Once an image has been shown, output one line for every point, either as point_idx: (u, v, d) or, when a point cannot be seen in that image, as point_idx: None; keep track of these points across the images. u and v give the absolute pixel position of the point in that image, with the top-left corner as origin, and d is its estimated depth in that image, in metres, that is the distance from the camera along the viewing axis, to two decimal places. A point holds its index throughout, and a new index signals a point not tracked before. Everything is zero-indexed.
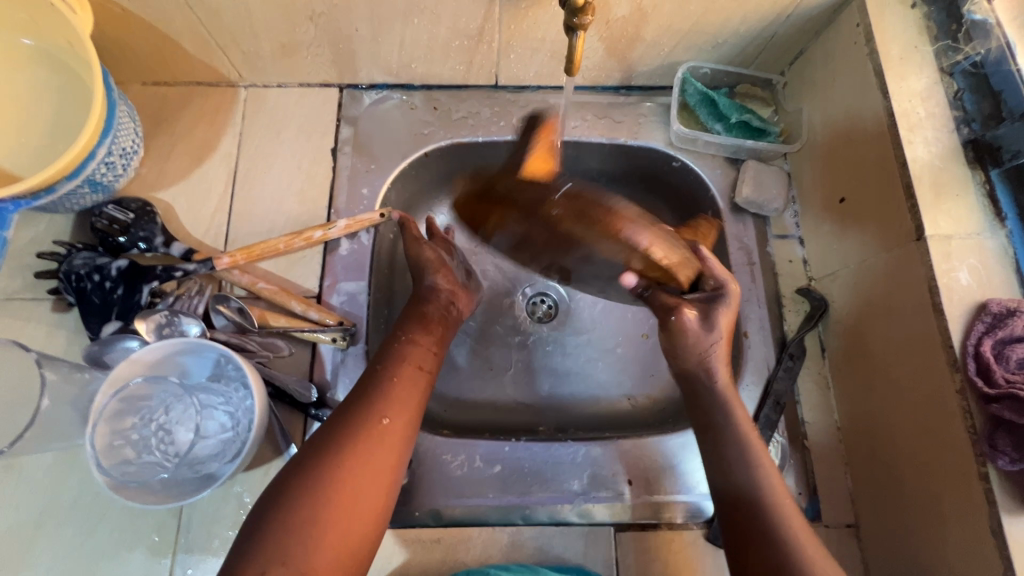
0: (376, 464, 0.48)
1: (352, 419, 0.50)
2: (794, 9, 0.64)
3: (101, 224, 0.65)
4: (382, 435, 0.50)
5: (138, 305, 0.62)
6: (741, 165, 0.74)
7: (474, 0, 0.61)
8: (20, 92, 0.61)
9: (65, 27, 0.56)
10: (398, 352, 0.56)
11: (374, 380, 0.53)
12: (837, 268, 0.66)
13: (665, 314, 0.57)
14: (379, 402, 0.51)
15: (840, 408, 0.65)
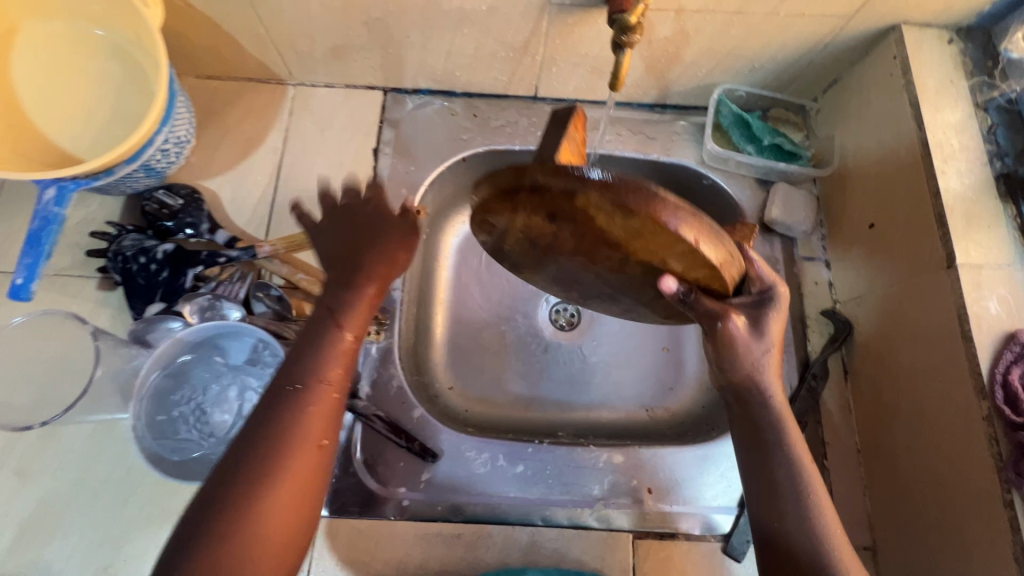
0: (309, 489, 0.43)
1: (278, 447, 0.42)
2: (832, 38, 0.66)
3: (151, 208, 0.68)
4: (318, 460, 0.44)
5: (183, 288, 0.64)
6: (770, 186, 0.75)
7: (524, 15, 0.64)
8: (85, 78, 0.64)
9: (136, 18, 0.59)
10: (324, 355, 0.46)
11: (297, 398, 0.44)
12: (864, 291, 0.67)
13: (709, 325, 0.47)
14: (311, 424, 0.44)
15: (861, 431, 0.66)
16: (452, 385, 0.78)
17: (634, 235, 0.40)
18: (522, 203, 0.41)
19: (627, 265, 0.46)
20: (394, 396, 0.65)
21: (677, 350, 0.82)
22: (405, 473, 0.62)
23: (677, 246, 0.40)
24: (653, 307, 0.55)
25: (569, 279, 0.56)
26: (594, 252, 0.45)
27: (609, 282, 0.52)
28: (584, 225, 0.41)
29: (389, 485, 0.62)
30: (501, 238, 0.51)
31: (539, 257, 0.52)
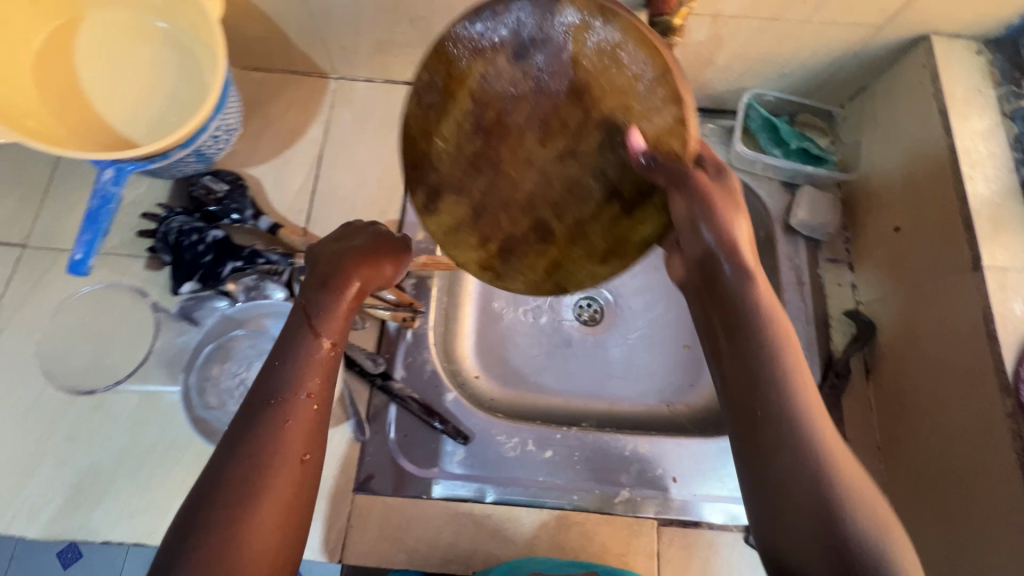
0: (293, 503, 0.42)
1: (263, 462, 0.42)
2: (863, 47, 0.69)
3: (198, 192, 0.70)
4: (301, 475, 0.42)
5: (222, 275, 0.66)
6: (796, 189, 0.77)
7: None
8: (143, 65, 0.66)
9: (197, 9, 0.62)
10: (300, 362, 0.46)
11: (274, 412, 0.44)
12: (888, 292, 0.69)
13: (682, 185, 0.47)
14: (291, 439, 0.43)
15: (882, 429, 0.67)
16: (478, 373, 0.80)
17: (603, 58, 0.45)
18: (492, 29, 0.47)
19: (585, 126, 0.49)
20: (428, 380, 0.67)
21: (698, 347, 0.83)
22: (438, 454, 0.64)
23: (646, 62, 0.43)
24: (596, 230, 0.53)
25: (502, 197, 0.54)
26: (553, 101, 0.48)
27: (550, 181, 0.53)
28: (550, 50, 0.46)
29: (422, 465, 0.64)
30: (440, 130, 0.52)
31: (473, 161, 0.53)
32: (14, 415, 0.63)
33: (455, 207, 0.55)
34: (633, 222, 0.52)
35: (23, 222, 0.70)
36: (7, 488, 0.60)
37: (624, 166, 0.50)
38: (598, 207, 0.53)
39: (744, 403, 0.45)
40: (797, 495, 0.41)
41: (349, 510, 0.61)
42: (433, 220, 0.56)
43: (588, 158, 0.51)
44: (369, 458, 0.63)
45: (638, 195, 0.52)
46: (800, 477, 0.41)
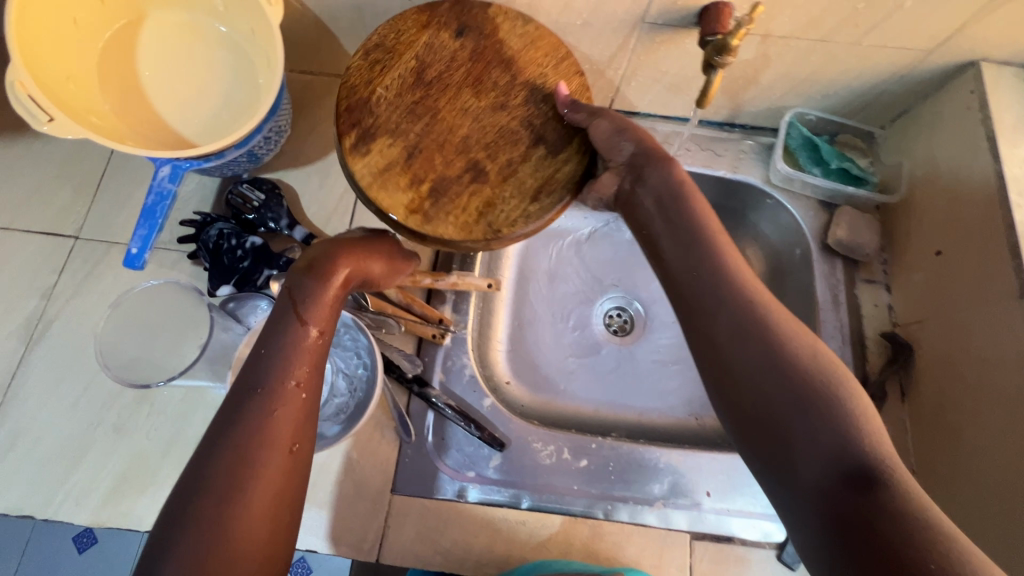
0: (283, 493, 0.41)
1: (251, 454, 0.40)
2: (909, 71, 0.69)
3: (235, 201, 0.72)
4: (289, 466, 0.41)
5: (257, 282, 0.67)
6: (835, 208, 0.77)
7: (616, 31, 0.67)
8: (200, 66, 0.67)
9: (258, 14, 0.63)
10: (289, 349, 0.45)
11: (261, 402, 0.42)
12: (927, 315, 0.69)
13: (599, 112, 0.56)
14: (279, 429, 0.42)
15: (918, 453, 0.67)
16: (509, 379, 0.80)
17: (527, 42, 0.61)
18: (437, 16, 0.61)
19: (512, 86, 0.60)
20: (466, 385, 0.68)
21: None
22: (475, 458, 0.65)
23: (559, 50, 0.61)
24: (526, 168, 0.57)
25: (442, 137, 0.58)
26: (483, 63, 0.60)
27: (485, 127, 0.58)
28: (485, 34, 0.61)
29: (458, 468, 0.65)
30: (382, 83, 0.59)
31: (410, 110, 0.58)
32: (66, 401, 0.65)
33: (387, 148, 0.57)
34: (558, 162, 0.58)
35: (76, 215, 0.72)
36: (56, 474, 0.62)
37: (546, 117, 0.59)
38: (527, 150, 0.58)
39: (699, 324, 0.48)
40: (752, 375, 0.44)
41: (387, 510, 0.62)
42: (365, 161, 0.56)
43: (515, 109, 0.59)
44: (407, 460, 0.64)
45: (558, 138, 0.58)
46: (752, 361, 0.44)
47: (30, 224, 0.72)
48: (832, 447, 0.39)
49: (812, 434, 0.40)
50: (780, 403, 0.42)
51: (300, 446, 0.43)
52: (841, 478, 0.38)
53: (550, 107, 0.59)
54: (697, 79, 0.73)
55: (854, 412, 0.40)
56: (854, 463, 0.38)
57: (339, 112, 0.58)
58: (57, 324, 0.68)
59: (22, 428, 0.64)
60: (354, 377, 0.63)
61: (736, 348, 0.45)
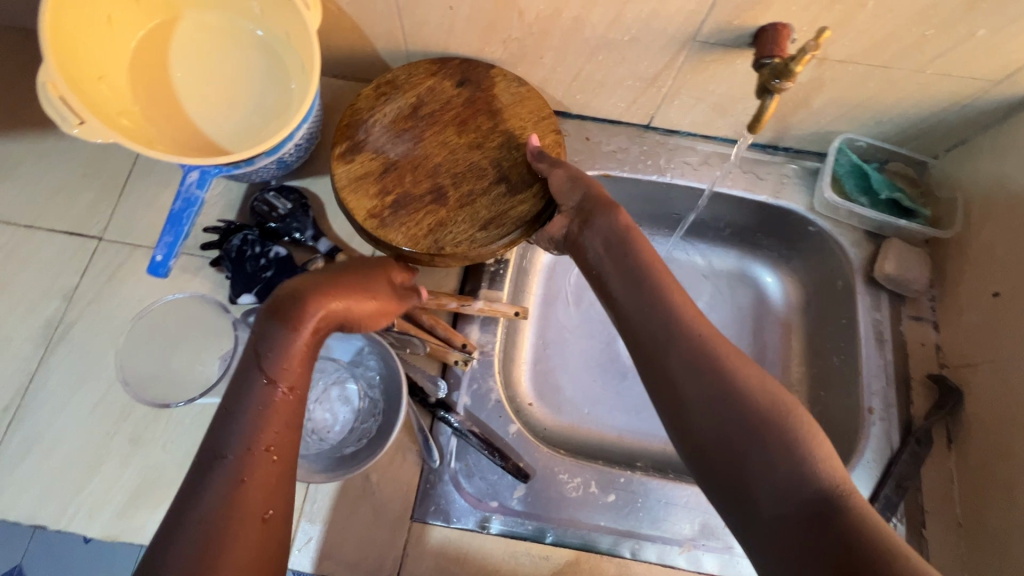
0: (258, 562, 0.39)
1: (222, 524, 0.39)
2: (970, 101, 0.66)
3: (261, 209, 0.69)
4: (262, 534, 0.40)
5: None
6: (883, 240, 0.74)
7: (664, 48, 0.64)
8: (233, 70, 0.66)
9: (295, 19, 0.61)
10: (258, 412, 0.43)
11: (229, 471, 0.41)
12: (980, 359, 0.65)
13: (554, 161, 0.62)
14: (250, 498, 0.40)
15: (963, 504, 0.64)
16: (532, 401, 0.77)
17: (517, 100, 0.69)
18: (446, 67, 0.70)
19: (492, 131, 0.68)
20: (491, 410, 0.66)
21: None
22: (498, 487, 0.63)
23: (544, 108, 0.69)
24: (482, 200, 0.65)
25: (417, 163, 0.67)
26: (470, 110, 0.69)
27: (457, 160, 0.67)
28: (482, 88, 0.70)
29: (480, 497, 0.62)
30: (382, 111, 0.69)
31: (398, 136, 0.68)
32: (82, 409, 0.63)
33: (369, 161, 0.66)
34: (515, 201, 0.65)
35: (101, 215, 0.71)
36: (69, 484, 0.61)
37: (516, 161, 0.67)
38: (489, 185, 0.66)
39: (654, 363, 0.46)
40: (703, 409, 0.42)
41: (405, 538, 0.60)
42: (347, 166, 0.66)
43: (489, 150, 0.67)
44: (428, 486, 0.62)
45: (517, 179, 0.66)
46: (703, 395, 0.43)
47: (53, 223, 0.70)
48: (789, 478, 0.38)
49: (768, 467, 0.39)
50: (735, 437, 0.41)
51: (274, 511, 0.41)
52: (803, 511, 0.37)
53: (523, 155, 0.67)
54: (744, 100, 0.70)
55: (804, 436, 0.39)
56: (811, 492, 0.38)
57: (339, 126, 0.68)
58: (77, 328, 0.66)
59: (38, 434, 0.62)
60: (375, 400, 0.60)
61: (688, 379, 0.44)
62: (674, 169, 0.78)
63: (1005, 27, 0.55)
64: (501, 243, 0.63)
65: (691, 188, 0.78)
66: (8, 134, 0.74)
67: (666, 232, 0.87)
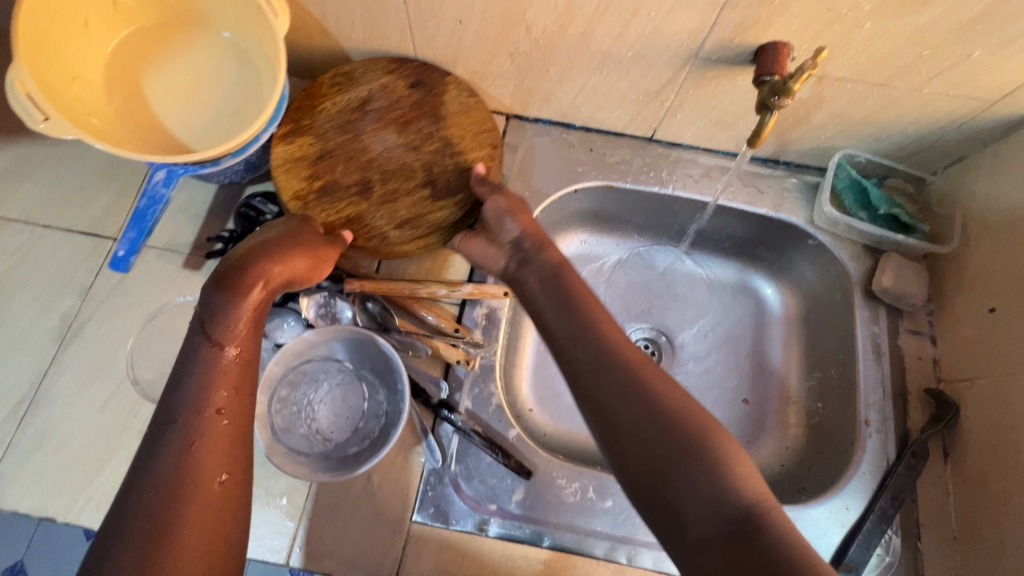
0: (216, 520, 0.45)
1: (181, 484, 0.45)
2: (969, 120, 0.67)
3: (251, 215, 0.71)
4: (217, 495, 0.46)
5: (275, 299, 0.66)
6: (881, 254, 0.75)
7: (667, 64, 0.66)
8: (206, 74, 0.68)
9: (263, 24, 0.63)
10: (208, 381, 0.49)
11: (181, 437, 0.47)
12: (976, 374, 0.66)
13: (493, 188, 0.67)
14: (203, 460, 0.46)
15: (958, 517, 0.64)
16: (533, 406, 0.78)
17: (463, 109, 0.72)
18: (404, 67, 0.73)
19: (431, 135, 0.71)
20: (492, 413, 0.67)
21: (758, 405, 0.80)
22: (497, 490, 0.63)
23: (484, 113, 0.72)
24: (404, 199, 0.69)
25: (351, 155, 0.70)
26: (414, 112, 0.71)
27: (390, 158, 0.70)
28: (433, 93, 0.72)
29: (479, 500, 0.63)
30: (335, 100, 0.72)
31: (341, 126, 0.71)
32: (93, 404, 0.65)
33: (308, 145, 0.70)
34: (435, 206, 0.69)
35: (116, 217, 0.73)
36: (78, 477, 0.62)
37: (446, 169, 0.70)
38: (414, 187, 0.69)
39: (589, 389, 0.50)
40: (632, 429, 0.47)
41: (405, 538, 0.61)
42: (286, 147, 0.70)
43: (424, 154, 0.70)
44: (429, 488, 0.63)
45: (444, 188, 0.70)
46: (634, 418, 0.47)
47: (70, 224, 0.72)
48: (711, 498, 0.42)
49: (690, 490, 0.43)
50: (659, 458, 0.45)
51: (224, 475, 0.47)
52: (721, 530, 0.41)
53: (454, 165, 0.70)
54: (745, 115, 0.71)
55: (723, 458, 0.44)
56: (732, 513, 0.42)
57: (290, 108, 0.72)
58: (90, 325, 0.68)
59: (49, 428, 0.64)
60: (379, 401, 0.62)
61: (621, 407, 0.48)
62: (676, 181, 0.79)
63: (999, 49, 0.56)
64: (412, 243, 0.68)
65: (694, 200, 0.79)
66: (29, 137, 0.76)
67: (668, 242, 0.88)
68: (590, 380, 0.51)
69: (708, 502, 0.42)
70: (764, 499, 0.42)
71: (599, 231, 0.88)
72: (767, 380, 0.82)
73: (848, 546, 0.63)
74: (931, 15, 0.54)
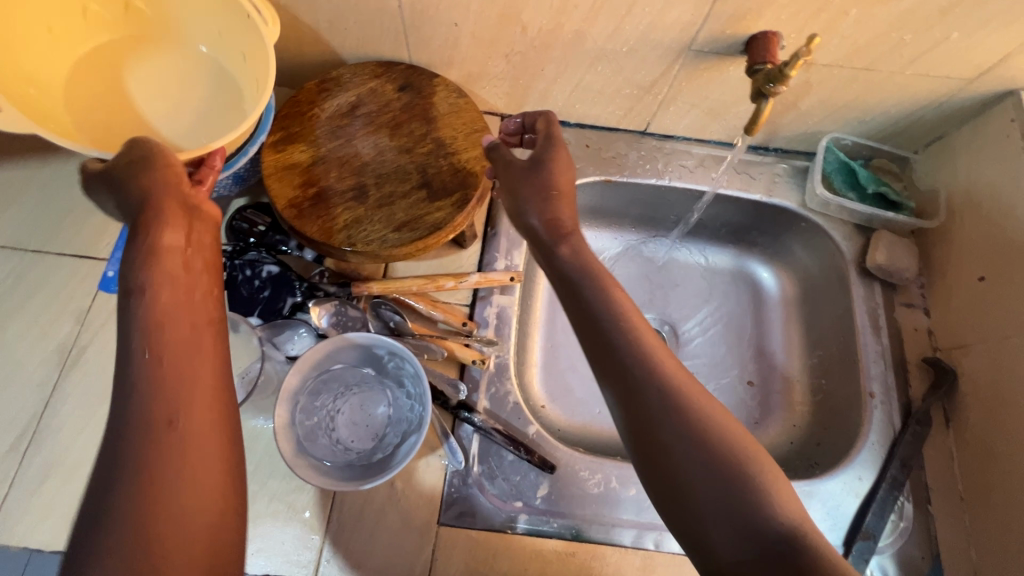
0: (192, 453, 0.41)
1: (145, 431, 0.40)
2: (947, 99, 0.70)
3: (241, 226, 0.70)
4: (179, 433, 0.41)
5: (280, 311, 0.67)
6: (871, 232, 0.78)
7: (660, 57, 0.67)
8: (185, 88, 0.66)
9: (245, 34, 0.62)
10: (139, 332, 0.43)
11: (136, 387, 0.41)
12: (970, 340, 0.69)
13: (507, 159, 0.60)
14: (156, 400, 0.41)
15: (964, 479, 0.67)
16: (545, 403, 0.78)
17: (453, 108, 0.70)
18: (392, 72, 0.72)
19: (424, 136, 0.69)
20: (510, 411, 0.67)
21: (763, 386, 0.82)
22: (522, 487, 0.64)
23: (474, 112, 0.70)
24: (400, 203, 0.65)
25: (343, 161, 0.67)
26: (405, 115, 0.70)
27: (383, 162, 0.68)
28: (422, 95, 0.71)
29: (505, 498, 0.63)
30: (322, 106, 0.70)
31: (332, 132, 0.69)
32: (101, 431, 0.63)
33: (298, 152, 0.68)
34: (432, 207, 0.65)
35: (108, 238, 0.71)
36: None
37: (441, 169, 0.67)
38: (410, 190, 0.66)
39: (637, 415, 0.47)
40: (680, 451, 0.45)
41: (433, 543, 0.60)
42: (276, 156, 0.67)
43: (417, 157, 0.68)
44: (454, 490, 0.63)
45: (439, 188, 0.66)
46: (684, 446, 0.45)
47: (61, 248, 0.70)
48: (753, 523, 0.42)
49: (728, 507, 0.43)
50: (716, 485, 0.44)
51: (187, 418, 0.41)
52: (762, 553, 0.41)
53: (449, 165, 0.68)
54: (737, 104, 0.73)
55: (763, 483, 0.44)
56: (773, 536, 0.41)
57: (277, 116, 0.70)
58: (92, 351, 0.66)
59: (55, 459, 0.62)
60: (401, 406, 0.62)
61: (675, 442, 0.45)
62: (672, 172, 0.81)
63: (975, 30, 0.59)
64: (411, 246, 0.63)
65: (691, 190, 0.81)
66: (11, 161, 0.74)
67: (665, 234, 0.90)
68: (629, 388, 0.48)
69: (747, 522, 0.42)
70: (803, 522, 0.43)
71: (599, 225, 0.89)
72: (769, 362, 0.84)
73: (865, 515, 0.64)
74: (911, 1, 0.57)
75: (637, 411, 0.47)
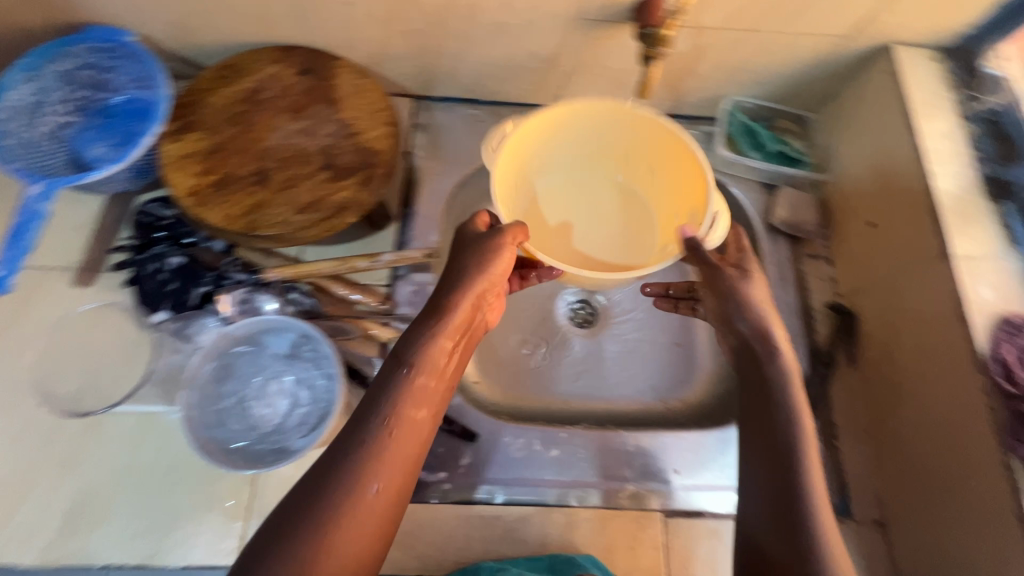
0: (371, 522, 0.43)
1: (351, 485, 0.43)
2: (833, 57, 0.74)
3: (145, 220, 0.68)
4: (375, 505, 0.43)
5: (188, 302, 0.65)
6: (776, 189, 0.81)
7: (555, 27, 0.68)
8: (630, 222, 0.74)
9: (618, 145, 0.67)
10: (407, 400, 0.47)
11: (378, 432, 0.45)
12: (866, 284, 0.73)
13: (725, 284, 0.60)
14: (385, 466, 0.44)
15: (867, 413, 0.71)
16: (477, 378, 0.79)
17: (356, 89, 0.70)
18: (293, 55, 0.71)
19: (327, 118, 0.69)
20: None
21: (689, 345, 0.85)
22: (446, 458, 0.65)
23: (376, 92, 0.70)
24: (304, 186, 0.65)
25: (245, 147, 0.67)
26: (306, 98, 0.70)
27: (286, 146, 0.67)
28: (323, 77, 0.70)
29: (429, 469, 0.64)
30: (221, 93, 0.69)
31: (231, 119, 0.68)
32: (3, 437, 0.61)
33: (198, 141, 0.67)
34: (337, 188, 0.66)
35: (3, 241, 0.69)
36: None
37: (345, 150, 0.67)
38: (315, 172, 0.66)
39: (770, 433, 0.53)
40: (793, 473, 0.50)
41: None
42: (173, 145, 0.66)
43: (320, 139, 0.68)
44: None
45: (344, 170, 0.66)
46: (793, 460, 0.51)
47: None
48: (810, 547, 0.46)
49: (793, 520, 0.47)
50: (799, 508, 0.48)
51: (380, 488, 0.44)
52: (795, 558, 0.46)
53: (353, 146, 0.68)
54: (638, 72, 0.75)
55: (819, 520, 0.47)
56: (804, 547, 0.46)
57: (174, 105, 0.68)
58: None
59: None
60: (314, 389, 0.61)
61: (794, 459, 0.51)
62: None
63: None
64: (317, 227, 0.64)
65: None
66: None
67: None
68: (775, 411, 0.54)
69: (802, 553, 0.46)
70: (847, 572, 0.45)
71: None
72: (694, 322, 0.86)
73: None
74: None
75: (766, 401, 0.55)
